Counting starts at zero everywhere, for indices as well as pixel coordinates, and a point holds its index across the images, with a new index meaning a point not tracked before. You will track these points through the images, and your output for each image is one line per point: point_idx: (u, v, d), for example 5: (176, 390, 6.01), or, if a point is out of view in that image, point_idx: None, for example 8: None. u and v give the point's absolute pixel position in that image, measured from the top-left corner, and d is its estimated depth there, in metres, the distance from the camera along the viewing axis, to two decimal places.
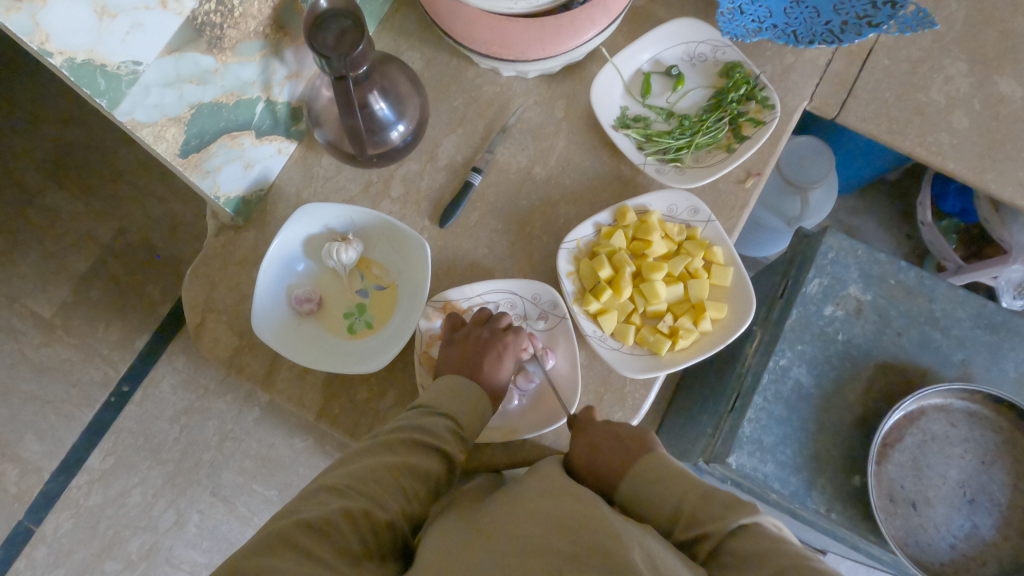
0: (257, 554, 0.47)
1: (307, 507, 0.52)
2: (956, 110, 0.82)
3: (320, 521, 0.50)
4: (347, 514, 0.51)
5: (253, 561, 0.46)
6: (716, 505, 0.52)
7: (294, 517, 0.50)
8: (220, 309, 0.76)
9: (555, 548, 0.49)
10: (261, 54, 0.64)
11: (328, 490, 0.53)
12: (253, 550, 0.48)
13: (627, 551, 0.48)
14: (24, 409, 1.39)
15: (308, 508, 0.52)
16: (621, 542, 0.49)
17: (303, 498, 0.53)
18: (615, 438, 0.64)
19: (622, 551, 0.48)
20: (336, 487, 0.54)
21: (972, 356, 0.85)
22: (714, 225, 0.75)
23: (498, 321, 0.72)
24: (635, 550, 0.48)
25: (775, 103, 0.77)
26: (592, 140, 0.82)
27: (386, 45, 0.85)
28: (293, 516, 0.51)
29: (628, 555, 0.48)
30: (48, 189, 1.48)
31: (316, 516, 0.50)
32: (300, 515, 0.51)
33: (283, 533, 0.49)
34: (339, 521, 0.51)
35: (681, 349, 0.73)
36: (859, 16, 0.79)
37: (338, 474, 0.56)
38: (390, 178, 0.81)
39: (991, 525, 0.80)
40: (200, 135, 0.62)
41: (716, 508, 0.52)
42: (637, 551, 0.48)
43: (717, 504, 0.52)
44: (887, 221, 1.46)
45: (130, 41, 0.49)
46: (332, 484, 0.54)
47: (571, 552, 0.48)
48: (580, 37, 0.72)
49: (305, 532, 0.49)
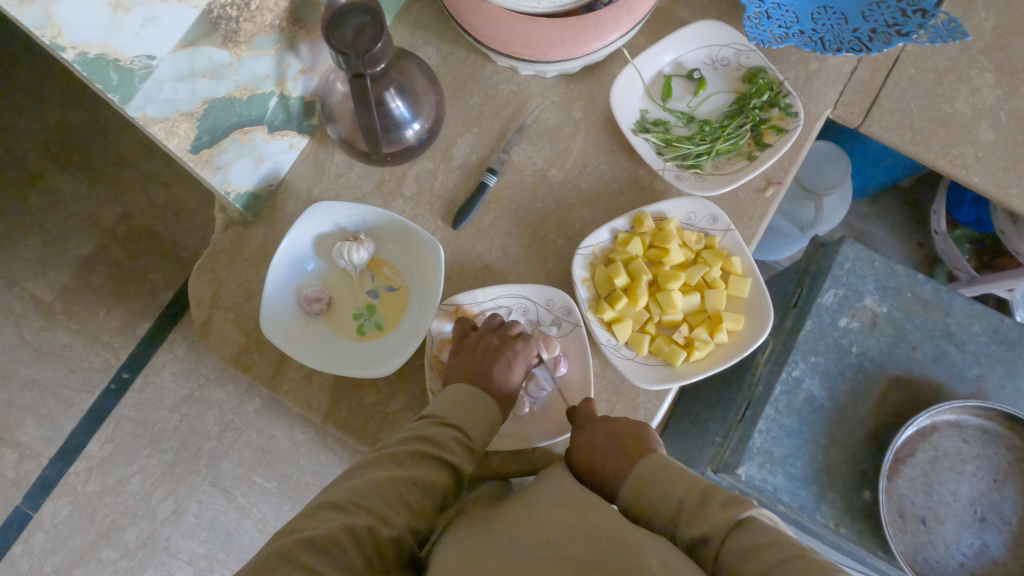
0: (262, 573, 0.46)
1: (311, 524, 0.50)
2: (982, 122, 0.80)
3: (323, 539, 0.49)
4: (351, 531, 0.50)
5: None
6: (713, 504, 0.52)
7: (297, 535, 0.49)
8: (227, 305, 0.75)
9: (569, 558, 0.48)
10: (276, 47, 0.62)
11: (332, 506, 0.52)
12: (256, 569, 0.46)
13: (642, 557, 0.48)
14: (23, 394, 1.38)
15: (311, 525, 0.50)
16: (635, 548, 0.48)
17: (305, 514, 0.52)
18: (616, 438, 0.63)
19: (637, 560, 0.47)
20: (340, 503, 0.52)
21: (986, 372, 0.85)
22: (733, 234, 0.73)
23: (510, 327, 0.71)
24: (653, 559, 0.48)
25: (799, 112, 0.75)
26: (610, 143, 0.80)
27: (402, 39, 0.83)
28: (295, 534, 0.49)
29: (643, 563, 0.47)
30: (51, 172, 1.45)
31: (319, 533, 0.49)
32: (303, 532, 0.49)
33: (286, 551, 0.47)
34: (343, 539, 0.49)
35: (696, 361, 0.72)
36: (887, 24, 0.77)
37: (341, 489, 0.54)
38: (403, 177, 0.79)
39: (1001, 544, 0.79)
40: (212, 131, 0.61)
41: (716, 506, 0.51)
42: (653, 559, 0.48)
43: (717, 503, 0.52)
44: (898, 228, 1.44)
45: (144, 35, 0.47)
46: (336, 500, 0.52)
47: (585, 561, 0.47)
48: (602, 39, 0.70)
49: (308, 550, 0.48)
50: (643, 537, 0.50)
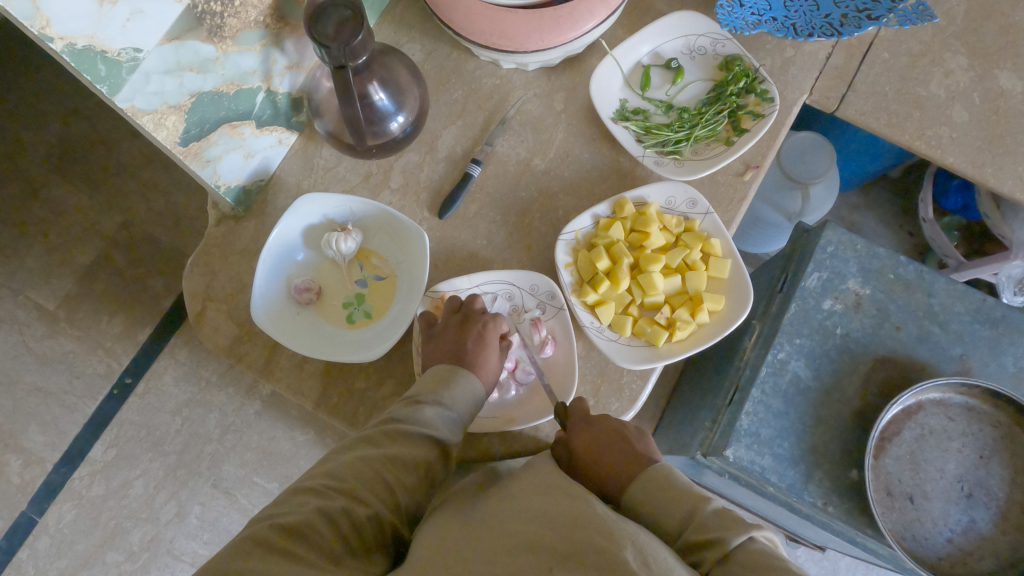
0: (236, 560, 0.47)
1: (287, 510, 0.52)
2: (956, 104, 0.81)
3: (298, 523, 0.50)
4: (326, 514, 0.51)
5: (232, 564, 0.46)
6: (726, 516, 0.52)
7: (272, 520, 0.50)
8: (221, 297, 0.77)
9: (544, 551, 0.48)
10: (261, 43, 0.65)
11: (308, 491, 0.53)
12: (233, 555, 0.47)
13: (617, 548, 0.47)
14: (28, 401, 1.40)
15: (287, 510, 0.51)
16: (612, 538, 0.48)
17: (281, 500, 0.53)
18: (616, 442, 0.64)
19: (611, 548, 0.47)
20: (316, 487, 0.53)
21: (970, 350, 0.85)
22: (713, 217, 0.75)
23: (477, 303, 0.72)
24: (628, 548, 0.47)
25: (775, 96, 0.77)
26: (591, 132, 0.82)
27: (387, 37, 0.85)
28: (272, 520, 0.51)
29: (619, 554, 0.47)
30: (53, 183, 1.48)
31: (294, 519, 0.50)
32: (279, 518, 0.51)
33: (261, 537, 0.49)
34: (319, 523, 0.50)
35: (678, 341, 0.73)
36: (858, 9, 0.80)
37: (318, 474, 0.55)
38: (390, 169, 0.81)
39: (988, 520, 0.80)
40: (200, 125, 0.63)
41: (720, 521, 0.52)
42: (630, 550, 0.47)
43: (722, 518, 0.52)
44: (888, 217, 1.46)
45: (130, 28, 0.50)
46: (312, 485, 0.54)
47: (561, 552, 0.48)
48: (578, 28, 0.72)
49: (283, 536, 0.49)
50: (625, 526, 0.50)
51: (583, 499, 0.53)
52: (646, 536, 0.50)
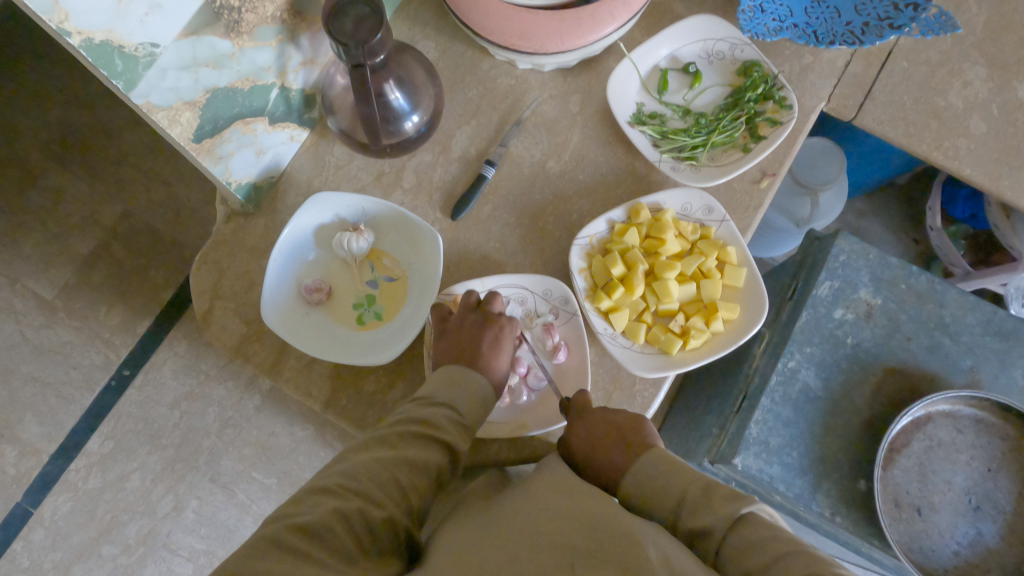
0: (251, 560, 0.46)
1: (301, 509, 0.50)
2: (974, 115, 0.81)
3: (312, 523, 0.49)
4: (340, 514, 0.50)
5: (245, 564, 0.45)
6: (716, 496, 0.51)
7: (287, 520, 0.49)
8: (228, 295, 0.76)
9: (567, 549, 0.47)
10: (277, 39, 0.63)
11: (321, 491, 0.52)
12: (248, 554, 0.46)
13: (640, 547, 0.47)
14: (24, 391, 1.38)
15: (301, 510, 0.50)
16: (635, 539, 0.48)
17: (295, 500, 0.52)
18: (613, 429, 0.62)
19: (636, 548, 0.47)
20: (329, 487, 0.52)
21: (980, 362, 0.85)
22: (728, 225, 0.75)
23: (487, 304, 0.70)
24: (650, 548, 0.47)
25: (793, 104, 0.76)
26: (606, 135, 0.81)
27: (402, 34, 0.84)
28: (285, 520, 0.49)
29: (643, 553, 0.46)
30: (53, 171, 1.46)
31: (307, 519, 0.49)
32: (293, 518, 0.49)
33: (276, 536, 0.48)
34: (334, 522, 0.49)
35: (691, 349, 0.73)
36: (880, 17, 0.79)
37: (330, 474, 0.54)
38: (402, 169, 0.80)
39: (995, 533, 0.80)
40: (214, 121, 0.62)
41: (719, 501, 0.51)
42: (652, 550, 0.47)
43: (719, 496, 0.51)
44: (894, 225, 1.45)
45: (149, 22, 0.48)
46: (325, 485, 0.53)
47: (584, 550, 0.47)
48: (599, 30, 0.71)
49: (297, 535, 0.48)
50: (641, 526, 0.49)
51: (598, 499, 0.52)
52: (657, 532, 0.49)
